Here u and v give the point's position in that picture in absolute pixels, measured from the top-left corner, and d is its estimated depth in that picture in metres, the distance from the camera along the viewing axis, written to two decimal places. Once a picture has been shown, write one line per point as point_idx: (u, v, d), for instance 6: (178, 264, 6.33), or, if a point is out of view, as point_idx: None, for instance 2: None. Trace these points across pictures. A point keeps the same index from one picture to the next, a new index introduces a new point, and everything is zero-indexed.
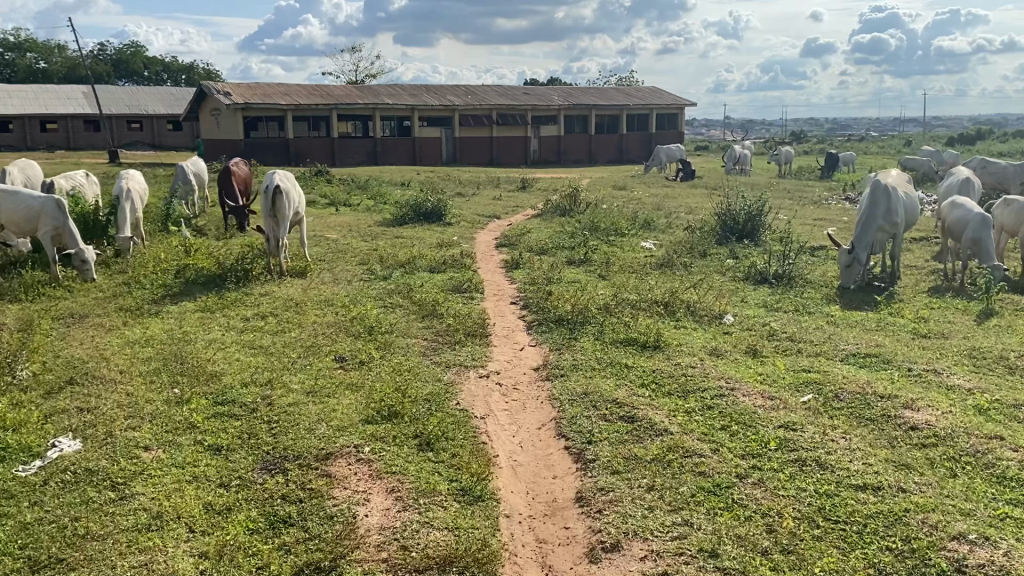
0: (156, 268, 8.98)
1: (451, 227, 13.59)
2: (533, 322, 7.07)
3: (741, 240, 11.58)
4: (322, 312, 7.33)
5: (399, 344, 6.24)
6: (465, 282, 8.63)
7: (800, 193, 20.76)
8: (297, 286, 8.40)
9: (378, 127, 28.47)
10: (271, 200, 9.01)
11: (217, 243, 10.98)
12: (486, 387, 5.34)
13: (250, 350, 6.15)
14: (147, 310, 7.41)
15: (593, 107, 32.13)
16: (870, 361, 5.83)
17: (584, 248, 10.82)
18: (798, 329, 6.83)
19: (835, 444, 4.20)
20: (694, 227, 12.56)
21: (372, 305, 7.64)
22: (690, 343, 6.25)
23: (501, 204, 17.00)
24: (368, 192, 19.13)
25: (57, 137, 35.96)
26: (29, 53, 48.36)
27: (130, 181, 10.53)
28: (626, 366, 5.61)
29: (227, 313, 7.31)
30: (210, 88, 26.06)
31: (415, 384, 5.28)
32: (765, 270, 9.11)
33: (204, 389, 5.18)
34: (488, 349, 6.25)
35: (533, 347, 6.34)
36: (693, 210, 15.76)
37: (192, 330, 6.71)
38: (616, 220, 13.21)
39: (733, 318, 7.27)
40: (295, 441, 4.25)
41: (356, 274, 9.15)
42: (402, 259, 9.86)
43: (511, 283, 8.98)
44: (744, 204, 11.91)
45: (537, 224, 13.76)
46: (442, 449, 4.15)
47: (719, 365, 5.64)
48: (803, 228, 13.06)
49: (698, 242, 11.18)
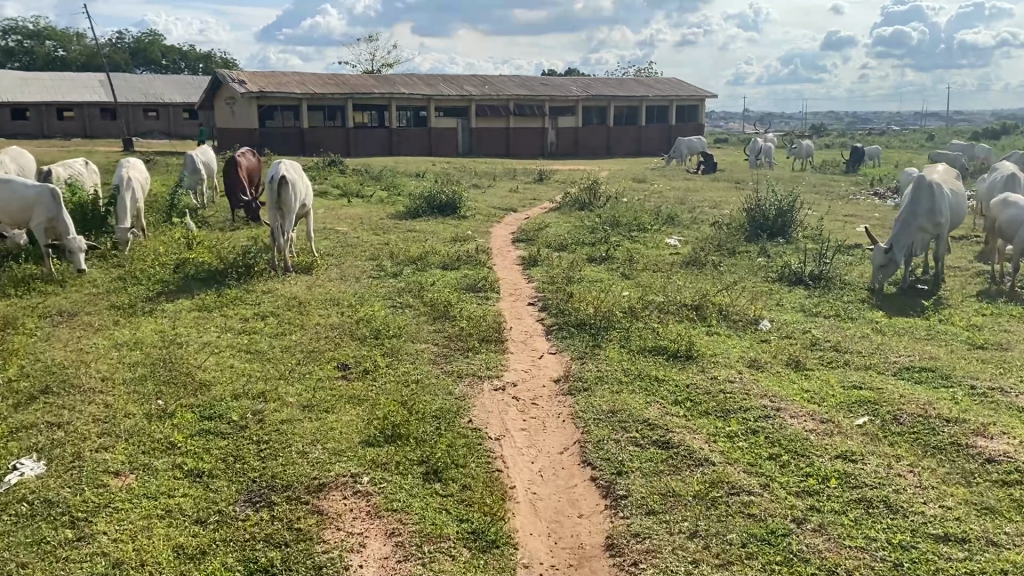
0: (155, 261, 8.52)
1: (467, 221, 13.06)
2: (553, 326, 6.54)
3: (772, 237, 11.01)
4: (326, 313, 6.84)
5: (408, 351, 5.73)
6: (480, 281, 8.11)
7: (828, 187, 20.09)
8: (301, 283, 7.91)
9: (394, 117, 28.00)
10: (276, 191, 8.50)
11: (222, 236, 10.52)
12: (501, 403, 4.82)
13: (245, 355, 5.65)
14: (140, 309, 6.94)
15: (612, 99, 31.47)
16: (927, 377, 5.26)
17: (605, 245, 10.29)
18: (842, 339, 6.28)
19: (904, 480, 3.64)
20: (720, 222, 11.99)
21: (381, 305, 7.15)
22: (726, 353, 5.72)
23: (518, 197, 16.47)
24: (381, 183, 18.66)
25: (73, 125, 35.75)
26: (48, 41, 48.25)
27: (132, 169, 10.04)
28: (656, 380, 5.08)
29: (225, 313, 6.83)
30: (224, 77, 25.63)
31: (423, 398, 4.77)
32: (801, 270, 8.55)
33: (191, 401, 4.68)
34: (504, 357, 5.73)
35: (552, 355, 5.82)
36: (718, 205, 15.18)
37: (185, 331, 6.23)
38: (639, 215, 12.68)
39: (770, 323, 6.73)
40: (284, 468, 3.74)
41: (365, 271, 8.66)
42: (414, 255, 9.36)
43: (529, 282, 8.46)
44: (774, 199, 11.33)
45: (555, 218, 13.23)
46: (451, 479, 3.64)
47: (761, 381, 5.10)
48: (835, 224, 12.46)
49: (726, 239, 10.63)
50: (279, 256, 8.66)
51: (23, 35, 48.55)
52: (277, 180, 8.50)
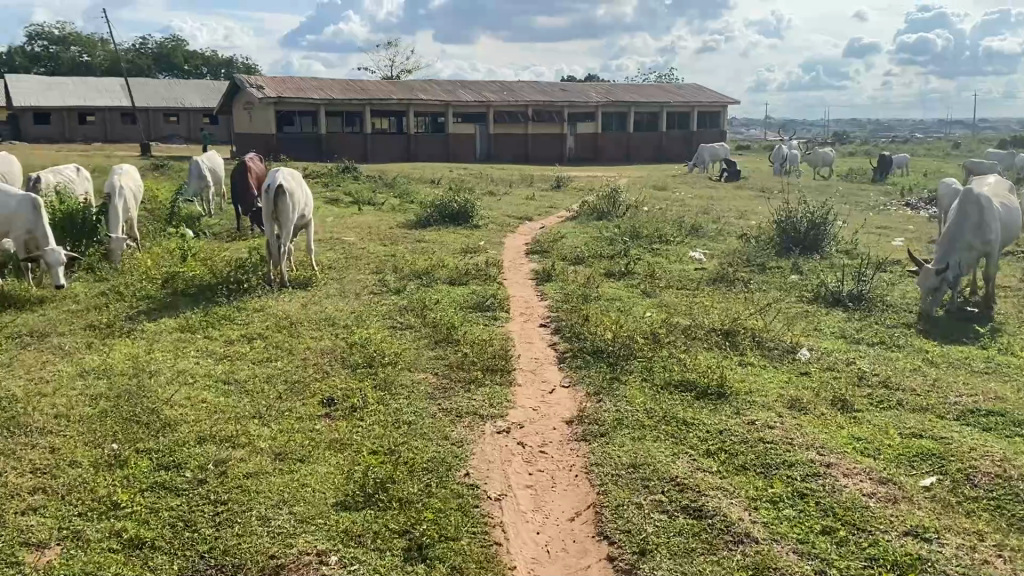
0: (143, 274, 7.95)
1: (480, 230, 12.46)
2: (567, 354, 5.90)
3: (803, 252, 10.33)
4: (318, 335, 6.23)
5: (403, 383, 5.11)
6: (490, 299, 7.49)
7: (856, 197, 19.33)
8: (297, 300, 7.32)
9: (411, 122, 27.49)
10: (273, 202, 7.92)
11: (220, 246, 9.96)
12: (504, 450, 4.19)
13: (221, 387, 5.05)
14: (118, 328, 6.37)
15: (633, 104, 30.76)
16: (997, 423, 4.57)
17: (626, 259, 9.66)
18: (892, 373, 5.59)
19: (993, 570, 3.00)
20: (748, 235, 11.31)
21: (380, 327, 6.55)
22: (763, 392, 5.07)
23: (535, 205, 15.85)
24: (394, 189, 18.12)
25: (91, 129, 35.58)
26: (71, 46, 48.46)
27: (126, 177, 9.56)
28: (684, 426, 4.44)
29: (209, 334, 6.25)
30: (240, 81, 25.24)
31: (415, 444, 4.14)
32: (839, 290, 7.87)
33: (147, 445, 4.07)
34: (511, 391, 5.10)
35: (565, 389, 5.17)
36: (744, 215, 14.48)
37: (161, 357, 5.64)
38: (661, 226, 12.03)
39: (809, 352, 6.08)
40: (240, 541, 3.14)
41: (368, 286, 8.06)
42: (420, 268, 8.76)
43: (542, 300, 7.84)
44: (806, 210, 10.64)
45: (573, 228, 12.60)
46: (440, 561, 3.05)
47: (805, 427, 4.45)
48: (870, 238, 11.75)
49: (756, 254, 9.97)
50: (275, 272, 8.07)
51: (47, 41, 48.79)
52: (273, 191, 7.92)
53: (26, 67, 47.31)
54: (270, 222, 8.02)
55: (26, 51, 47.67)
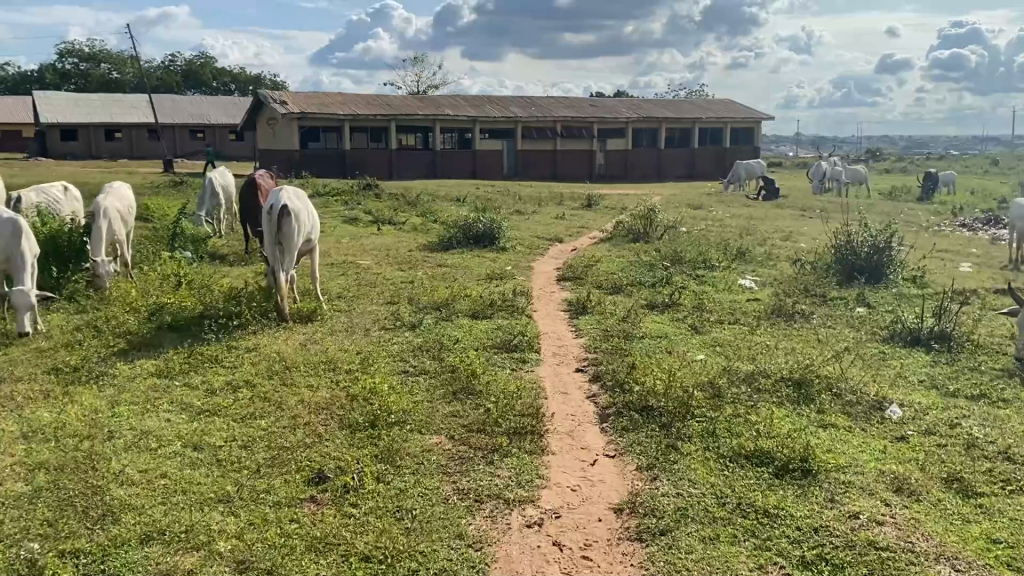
0: (129, 304, 7.10)
1: (506, 253, 11.53)
2: (610, 411, 4.93)
3: (863, 280, 9.29)
4: (314, 383, 5.33)
5: (412, 453, 4.17)
6: (517, 338, 6.53)
7: (905, 216, 18.19)
8: (297, 338, 6.43)
9: (438, 139, 26.73)
10: (277, 224, 7.06)
11: (223, 272, 9.13)
12: (537, 553, 3.25)
13: (187, 455, 4.14)
14: (87, 372, 5.51)
15: (664, 120, 29.73)
16: None
17: (669, 287, 8.71)
18: (1011, 440, 4.53)
19: None
20: (801, 260, 10.29)
21: (390, 373, 5.63)
22: (858, 467, 4.07)
23: (565, 225, 14.90)
24: (418, 208, 17.28)
25: (120, 146, 35.33)
26: (104, 63, 48.57)
27: (113, 196, 8.66)
28: (766, 520, 3.47)
29: (189, 383, 5.37)
30: (264, 96, 24.63)
31: (421, 546, 3.22)
32: (917, 329, 6.84)
33: (76, 544, 3.19)
34: (544, 464, 4.13)
35: (610, 461, 4.20)
36: (791, 237, 13.43)
37: (126, 412, 4.76)
38: (704, 249, 11.04)
39: (901, 410, 5.07)
40: None
41: (380, 320, 7.16)
42: (439, 298, 7.84)
43: (576, 337, 6.88)
44: (867, 234, 9.62)
45: (608, 251, 11.66)
46: None
47: (925, 523, 3.46)
48: (935, 264, 10.67)
49: (812, 282, 8.97)
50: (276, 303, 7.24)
51: (80, 58, 48.97)
52: (277, 213, 7.06)
53: (58, 85, 47.57)
54: (272, 247, 7.18)
55: (59, 69, 47.96)
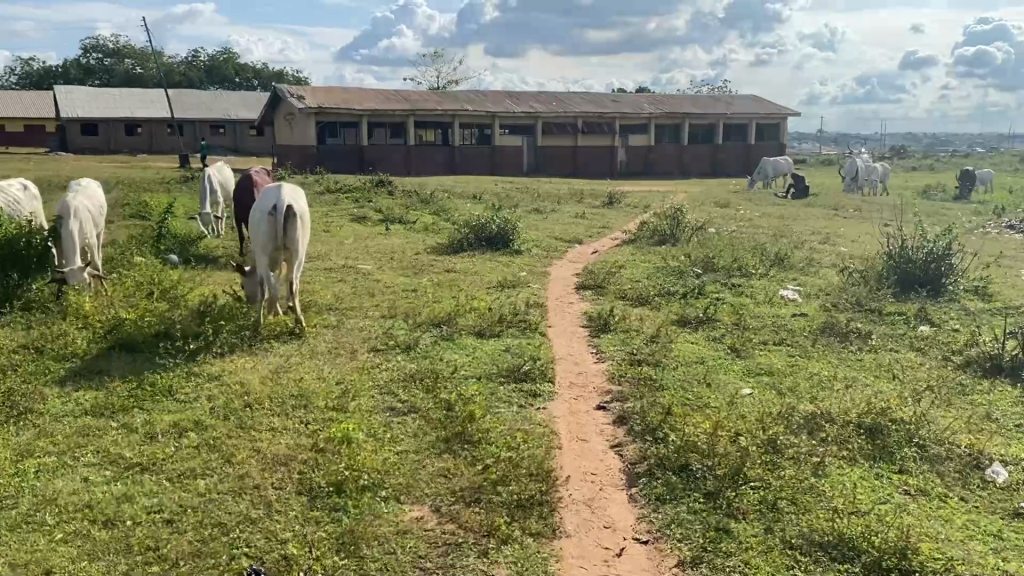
0: (86, 320, 6.17)
1: (521, 257, 10.56)
2: (640, 469, 3.93)
3: (922, 293, 8.21)
4: (279, 426, 4.37)
5: (382, 539, 3.20)
6: (526, 366, 5.52)
7: (949, 216, 17.00)
8: (269, 363, 5.46)
9: (456, 134, 25.79)
10: (282, 229, 6.39)
11: (205, 279, 8.20)
12: None
13: (90, 539, 3.19)
14: (9, 408, 4.57)
15: (689, 114, 28.57)
16: None
17: (705, 300, 7.69)
18: None
19: None
20: (849, 266, 9.22)
21: (371, 412, 4.65)
22: (973, 566, 3.06)
23: (586, 226, 13.89)
24: (430, 206, 16.34)
25: (139, 141, 34.73)
26: (127, 58, 48.10)
27: (83, 195, 7.69)
28: None
29: (130, 424, 4.42)
30: (279, 89, 23.77)
31: None
32: (1000, 355, 5.75)
33: None
34: (554, 554, 3.16)
35: (641, 553, 3.21)
36: (834, 240, 12.35)
37: (36, 469, 3.81)
38: (741, 254, 9.97)
39: (1007, 472, 4.01)
40: None
41: (371, 338, 6.18)
42: (441, 314, 6.86)
43: (598, 362, 5.86)
44: (925, 240, 8.53)
45: (634, 254, 10.66)
46: None
47: None
48: (999, 273, 9.53)
49: (866, 294, 7.91)
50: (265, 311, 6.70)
51: (103, 54, 48.68)
52: (283, 216, 6.36)
53: (81, 78, 47.27)
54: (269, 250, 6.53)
55: (81, 64, 47.61)
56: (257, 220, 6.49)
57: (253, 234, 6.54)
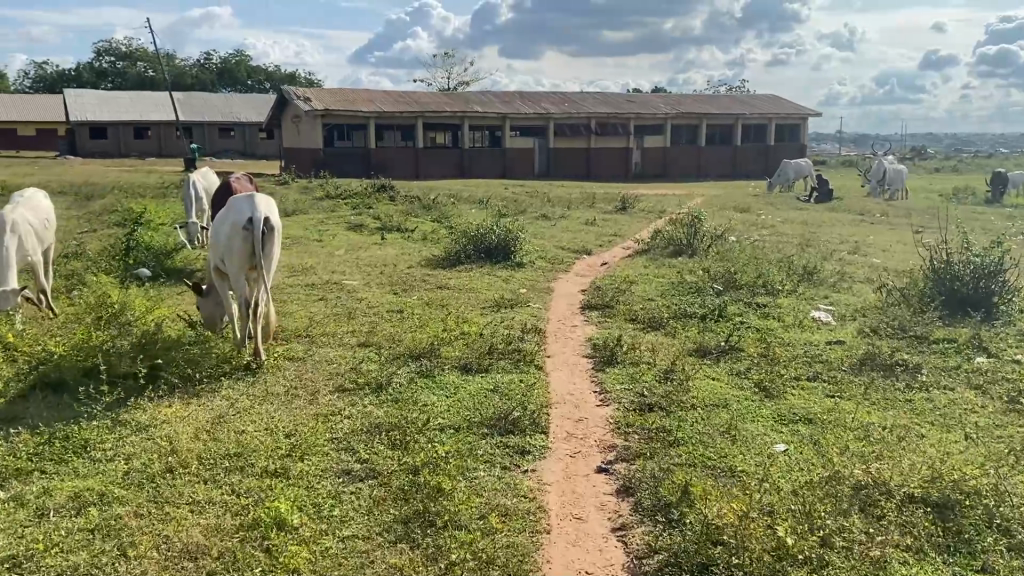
0: (15, 352, 5.36)
1: (524, 271, 9.70)
2: (648, 569, 3.07)
3: (967, 314, 7.30)
4: (201, 501, 3.53)
5: None
6: (516, 412, 4.64)
7: (981, 222, 16.05)
8: (211, 409, 4.62)
9: (465, 136, 24.96)
10: (258, 244, 5.61)
11: (171, 301, 7.39)
12: None
13: None
14: None
15: (705, 115, 27.61)
16: None
17: (726, 325, 6.80)
18: None
19: None
20: (885, 283, 8.30)
21: (320, 476, 3.81)
22: None
23: (596, 234, 13.02)
24: (433, 213, 15.53)
25: (150, 145, 33.94)
26: (140, 62, 47.56)
27: (24, 208, 6.91)
28: None
29: (19, 494, 3.59)
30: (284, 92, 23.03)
31: None
32: None
33: None
34: None
35: None
36: (864, 251, 11.43)
37: None
38: (763, 268, 9.08)
39: None
40: None
41: (338, 374, 5.34)
42: (423, 343, 5.99)
43: (603, 405, 4.98)
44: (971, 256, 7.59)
45: (647, 267, 9.77)
46: None
47: None
48: None
49: (907, 317, 7.00)
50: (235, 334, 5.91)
51: (116, 57, 48.34)
52: (261, 230, 5.60)
53: (93, 81, 46.85)
54: (243, 267, 5.75)
55: (94, 67, 47.21)
56: (229, 234, 5.67)
57: (224, 249, 5.73)
